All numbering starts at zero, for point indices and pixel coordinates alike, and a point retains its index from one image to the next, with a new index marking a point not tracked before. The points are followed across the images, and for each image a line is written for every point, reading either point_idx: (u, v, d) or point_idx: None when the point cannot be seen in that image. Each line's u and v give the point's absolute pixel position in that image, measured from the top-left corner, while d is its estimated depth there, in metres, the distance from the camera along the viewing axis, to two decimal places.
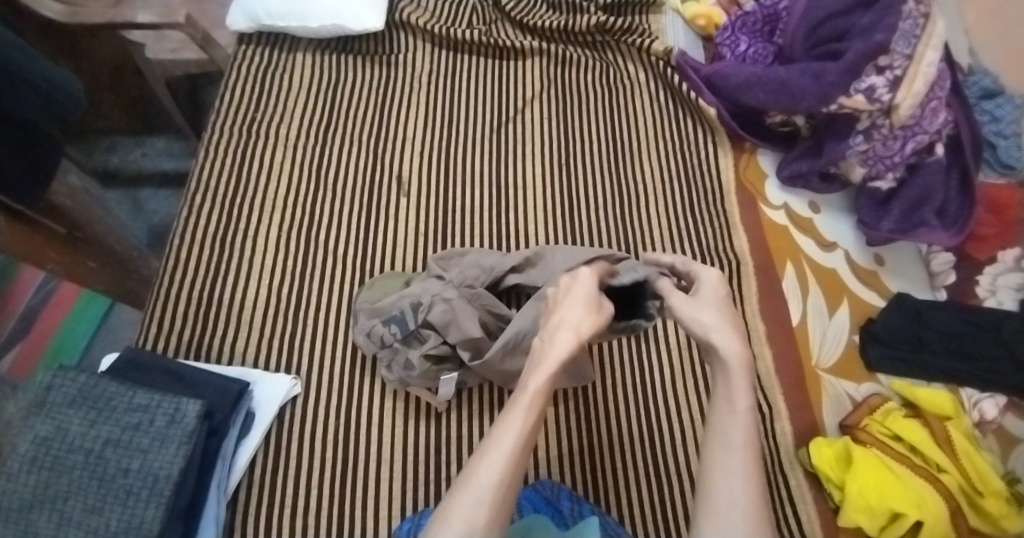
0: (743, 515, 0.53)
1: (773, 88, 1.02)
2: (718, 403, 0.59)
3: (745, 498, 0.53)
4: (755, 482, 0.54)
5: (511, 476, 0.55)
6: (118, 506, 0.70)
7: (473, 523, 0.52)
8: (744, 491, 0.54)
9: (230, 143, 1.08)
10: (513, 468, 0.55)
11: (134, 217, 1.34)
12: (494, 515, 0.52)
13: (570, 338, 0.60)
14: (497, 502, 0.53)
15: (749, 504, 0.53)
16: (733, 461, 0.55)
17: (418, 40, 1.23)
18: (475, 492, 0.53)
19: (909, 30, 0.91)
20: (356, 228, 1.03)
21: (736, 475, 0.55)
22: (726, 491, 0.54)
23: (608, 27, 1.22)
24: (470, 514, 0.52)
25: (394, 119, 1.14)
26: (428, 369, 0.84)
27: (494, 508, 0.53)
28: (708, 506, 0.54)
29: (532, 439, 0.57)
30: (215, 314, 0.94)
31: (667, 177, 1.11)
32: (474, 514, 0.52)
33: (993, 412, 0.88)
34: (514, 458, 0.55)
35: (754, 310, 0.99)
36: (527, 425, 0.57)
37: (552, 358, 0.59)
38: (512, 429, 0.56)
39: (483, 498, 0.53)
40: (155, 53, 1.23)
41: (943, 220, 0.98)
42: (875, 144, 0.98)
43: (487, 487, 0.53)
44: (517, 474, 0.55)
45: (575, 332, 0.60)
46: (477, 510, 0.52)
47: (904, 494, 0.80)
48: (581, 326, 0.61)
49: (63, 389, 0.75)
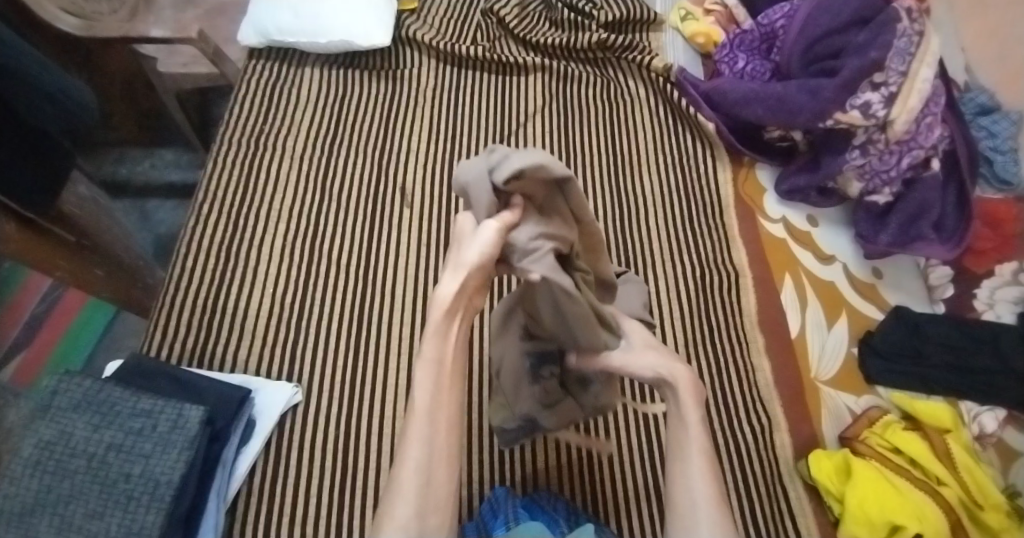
0: (706, 514, 0.59)
1: (772, 104, 1.04)
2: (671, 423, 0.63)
3: (706, 501, 0.59)
4: (713, 484, 0.60)
5: (432, 462, 0.57)
6: (120, 511, 0.71)
7: (406, 521, 0.55)
8: (702, 494, 0.60)
9: (239, 155, 1.10)
10: (433, 450, 0.57)
11: (140, 227, 1.36)
12: (424, 504, 0.56)
13: (446, 299, 0.54)
14: (425, 491, 0.56)
15: (708, 502, 0.59)
16: (692, 469, 0.61)
17: (424, 56, 1.25)
18: (402, 487, 0.56)
19: (904, 48, 0.94)
20: (360, 239, 1.04)
21: (695, 480, 0.61)
22: (690, 495, 0.60)
23: (609, 44, 1.25)
24: (401, 511, 0.55)
25: (399, 133, 1.16)
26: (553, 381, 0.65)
27: (426, 498, 0.56)
28: (674, 513, 0.60)
29: (451, 405, 0.58)
30: (219, 323, 0.95)
31: (665, 188, 1.13)
32: (405, 511, 0.55)
33: (994, 426, 0.88)
34: (432, 441, 0.57)
35: (752, 321, 1.00)
36: (434, 403, 0.57)
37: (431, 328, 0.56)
38: (422, 413, 0.57)
39: (411, 491, 0.56)
40: (167, 67, 1.24)
41: (940, 233, 0.99)
42: (872, 159, 1.00)
43: (411, 481, 0.56)
44: (438, 456, 0.57)
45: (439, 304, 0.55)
46: (408, 505, 0.55)
47: (904, 507, 0.79)
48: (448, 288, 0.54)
49: (69, 393, 0.77)
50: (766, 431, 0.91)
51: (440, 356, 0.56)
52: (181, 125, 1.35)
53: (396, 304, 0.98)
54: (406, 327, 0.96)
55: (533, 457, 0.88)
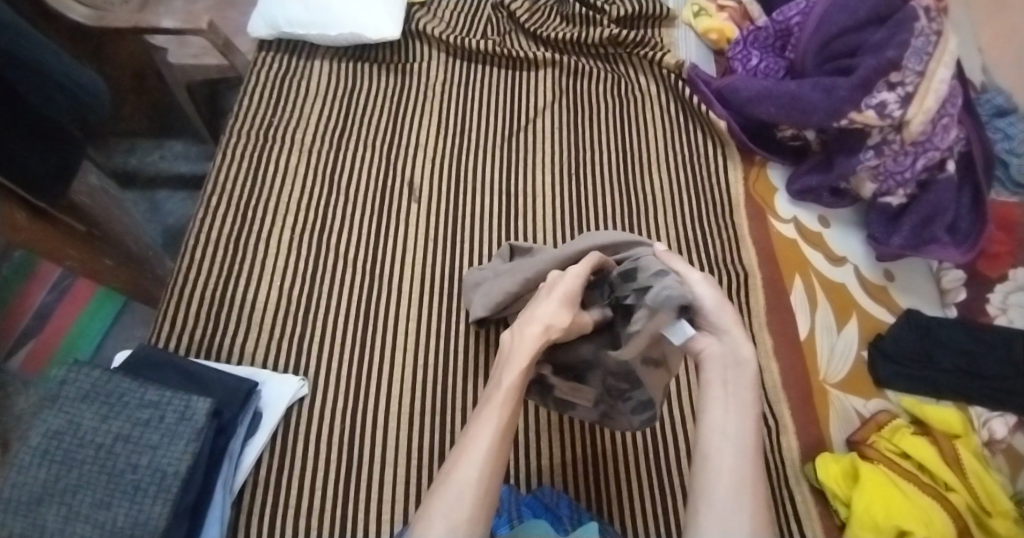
0: (748, 516, 0.57)
1: (785, 103, 1.03)
2: (722, 406, 0.63)
3: (750, 502, 0.58)
4: (758, 486, 0.59)
5: (490, 474, 0.59)
6: (126, 501, 0.71)
7: (457, 521, 0.57)
8: (748, 492, 0.58)
9: (248, 147, 1.10)
10: (493, 463, 0.60)
11: (149, 217, 1.37)
12: (476, 510, 0.57)
13: (538, 334, 0.65)
14: (479, 497, 0.58)
15: (754, 506, 0.57)
16: (739, 464, 0.59)
17: (434, 50, 1.25)
18: (456, 489, 0.58)
19: (921, 48, 0.93)
20: (368, 232, 1.04)
21: (740, 476, 0.59)
22: (732, 494, 0.58)
23: (621, 40, 1.24)
24: (453, 511, 0.57)
25: (408, 126, 1.16)
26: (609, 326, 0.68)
27: (477, 505, 0.58)
28: (710, 508, 0.58)
29: (511, 428, 0.63)
30: (227, 315, 0.95)
31: (676, 186, 1.12)
32: (456, 513, 0.57)
33: (1003, 432, 0.88)
34: (493, 454, 0.60)
35: (761, 322, 0.99)
36: (504, 418, 0.62)
37: (521, 355, 0.64)
38: (491, 423, 0.62)
39: (464, 493, 0.58)
40: (178, 58, 1.26)
41: (953, 236, 0.98)
42: (886, 159, 0.99)
43: (468, 485, 0.58)
44: (496, 469, 0.60)
45: (542, 328, 0.65)
46: (460, 507, 0.57)
47: (912, 512, 0.79)
48: (551, 323, 0.65)
49: (77, 383, 0.77)
50: (773, 434, 0.90)
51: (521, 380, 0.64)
52: (190, 116, 1.35)
53: (403, 301, 0.98)
54: (412, 321, 0.96)
55: (537, 454, 0.87)
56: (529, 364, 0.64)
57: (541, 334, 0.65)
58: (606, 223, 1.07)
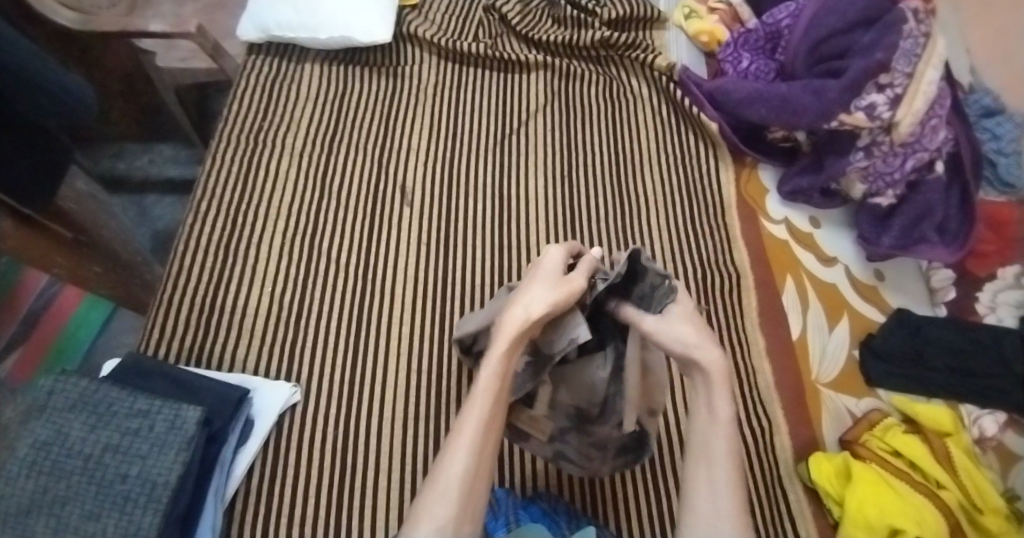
0: (729, 523, 0.58)
1: (775, 105, 1.03)
2: (699, 413, 0.62)
3: (732, 508, 0.59)
4: (738, 489, 0.59)
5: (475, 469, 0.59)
6: (116, 513, 0.70)
7: (444, 520, 0.57)
8: (728, 499, 0.59)
9: (237, 151, 1.09)
10: (479, 457, 0.60)
11: (138, 222, 1.36)
12: (461, 507, 0.58)
13: (520, 321, 0.60)
14: (465, 494, 0.58)
15: (735, 510, 0.58)
16: (717, 473, 0.60)
17: (425, 52, 1.24)
18: (443, 488, 0.58)
19: (910, 49, 0.94)
20: (359, 236, 1.04)
21: (718, 485, 0.59)
22: (711, 503, 0.59)
23: (612, 42, 1.24)
24: (440, 510, 0.57)
25: (399, 129, 1.15)
26: (592, 365, 0.68)
27: (463, 505, 0.58)
28: (691, 519, 0.59)
29: (497, 419, 0.62)
30: (218, 321, 0.94)
31: (667, 186, 1.13)
32: (443, 511, 0.57)
33: (994, 428, 0.88)
34: (479, 447, 0.60)
35: (753, 324, 0.99)
36: (488, 410, 0.61)
37: (502, 341, 0.61)
38: (478, 415, 0.61)
39: (450, 490, 0.58)
40: (166, 61, 1.25)
41: (943, 236, 0.98)
42: (875, 161, 1.00)
43: (453, 482, 0.58)
44: (482, 464, 0.60)
45: (522, 312, 0.60)
46: (445, 505, 0.57)
47: (904, 510, 0.79)
48: (532, 306, 0.60)
49: (64, 393, 0.76)
50: (766, 434, 0.91)
51: (505, 369, 0.61)
52: (179, 120, 1.34)
53: (397, 305, 0.98)
54: (406, 325, 0.96)
55: (532, 459, 0.87)
56: (510, 351, 0.61)
57: (521, 319, 0.60)
58: (597, 224, 1.07)
